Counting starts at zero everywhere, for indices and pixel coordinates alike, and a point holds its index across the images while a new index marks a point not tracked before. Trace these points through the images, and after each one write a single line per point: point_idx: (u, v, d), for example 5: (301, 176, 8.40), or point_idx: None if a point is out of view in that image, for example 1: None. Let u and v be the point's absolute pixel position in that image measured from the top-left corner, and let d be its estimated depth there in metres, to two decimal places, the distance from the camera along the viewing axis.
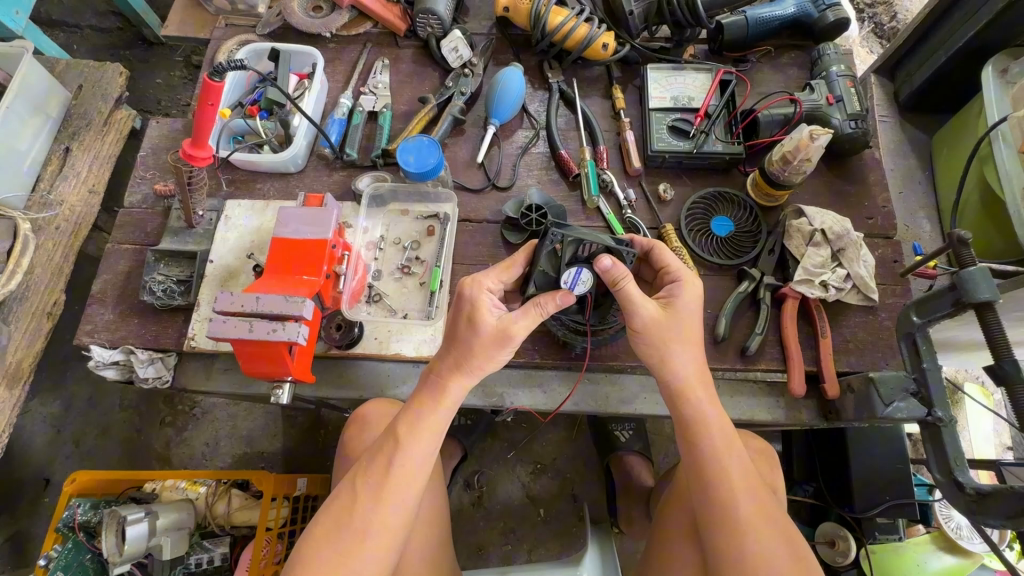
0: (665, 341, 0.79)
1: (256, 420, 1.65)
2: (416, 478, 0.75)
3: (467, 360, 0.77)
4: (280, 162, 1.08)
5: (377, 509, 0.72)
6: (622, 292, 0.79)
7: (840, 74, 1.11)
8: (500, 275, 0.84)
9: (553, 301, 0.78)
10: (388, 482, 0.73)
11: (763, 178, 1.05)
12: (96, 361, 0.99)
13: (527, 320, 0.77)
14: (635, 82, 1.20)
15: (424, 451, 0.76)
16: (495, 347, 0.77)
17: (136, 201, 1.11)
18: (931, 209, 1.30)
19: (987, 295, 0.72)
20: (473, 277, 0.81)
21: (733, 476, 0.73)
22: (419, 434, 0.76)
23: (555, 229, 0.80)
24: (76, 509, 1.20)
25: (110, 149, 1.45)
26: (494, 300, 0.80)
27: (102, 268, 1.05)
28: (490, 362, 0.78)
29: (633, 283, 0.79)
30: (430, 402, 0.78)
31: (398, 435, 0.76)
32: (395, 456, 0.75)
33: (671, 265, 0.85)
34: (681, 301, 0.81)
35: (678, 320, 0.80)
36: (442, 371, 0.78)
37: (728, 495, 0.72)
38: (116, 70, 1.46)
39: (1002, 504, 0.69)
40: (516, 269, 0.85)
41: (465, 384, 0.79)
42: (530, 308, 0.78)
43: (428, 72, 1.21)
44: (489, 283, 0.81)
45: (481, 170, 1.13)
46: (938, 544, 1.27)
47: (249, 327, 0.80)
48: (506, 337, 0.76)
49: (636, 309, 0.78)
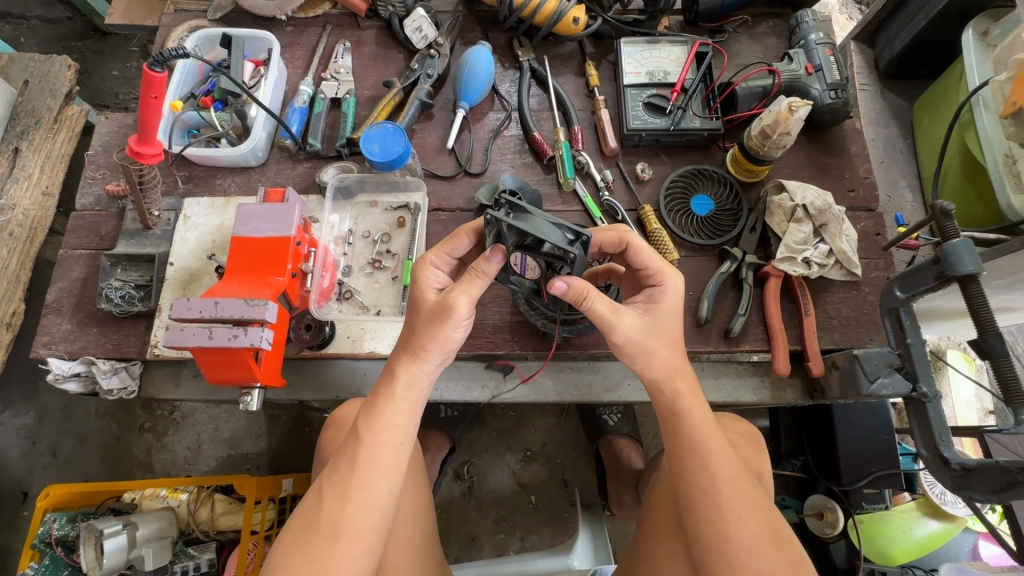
0: (646, 347, 0.75)
1: (239, 421, 1.60)
2: (375, 476, 0.70)
3: (413, 341, 0.74)
4: (238, 155, 1.03)
5: (338, 510, 0.68)
6: (586, 308, 0.73)
7: (820, 41, 1.08)
8: (447, 246, 0.80)
9: (488, 259, 0.71)
10: (346, 480, 0.69)
11: (742, 154, 1.02)
12: (55, 373, 0.95)
13: (466, 287, 0.72)
14: (609, 58, 1.16)
15: (384, 446, 0.71)
16: (433, 320, 0.72)
17: (89, 203, 1.06)
18: (913, 179, 1.28)
19: (971, 267, 0.69)
20: (423, 256, 0.80)
21: (715, 460, 0.71)
22: (377, 427, 0.72)
23: (495, 215, 0.67)
24: (52, 525, 1.16)
25: (63, 148, 1.35)
26: (438, 276, 0.78)
27: (57, 276, 1.00)
28: (434, 341, 0.73)
29: (601, 297, 0.73)
30: (385, 392, 0.73)
31: (358, 434, 0.71)
32: (354, 453, 0.71)
33: (650, 266, 0.79)
34: (661, 304, 0.77)
35: (661, 329, 0.76)
36: (394, 359, 0.75)
37: (708, 480, 0.69)
38: (63, 63, 1.37)
39: (987, 478, 0.69)
40: (462, 239, 0.80)
41: (421, 372, 0.74)
42: (471, 274, 0.72)
43: (392, 54, 1.15)
44: (434, 259, 0.79)
45: (452, 156, 1.08)
46: (923, 510, 1.27)
47: (209, 334, 0.76)
48: (445, 308, 0.71)
49: (614, 325, 0.73)
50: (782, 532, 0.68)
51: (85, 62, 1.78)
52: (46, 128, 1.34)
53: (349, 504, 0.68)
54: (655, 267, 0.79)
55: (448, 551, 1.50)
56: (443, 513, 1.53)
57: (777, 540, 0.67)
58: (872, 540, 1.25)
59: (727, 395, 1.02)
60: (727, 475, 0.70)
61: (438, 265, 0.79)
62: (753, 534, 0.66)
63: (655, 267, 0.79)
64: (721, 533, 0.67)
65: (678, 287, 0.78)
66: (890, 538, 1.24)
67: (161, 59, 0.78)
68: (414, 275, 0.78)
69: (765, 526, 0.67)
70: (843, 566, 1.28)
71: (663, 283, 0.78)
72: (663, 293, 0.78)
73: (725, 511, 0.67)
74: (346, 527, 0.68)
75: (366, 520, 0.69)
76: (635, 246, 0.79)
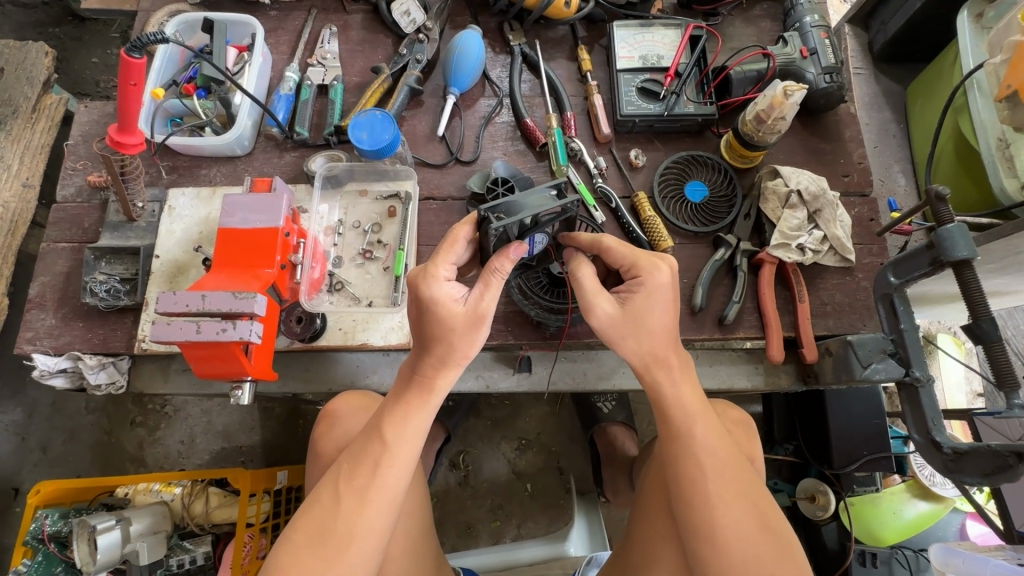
0: (620, 335, 0.76)
1: (231, 414, 1.59)
2: (396, 480, 0.70)
3: (451, 355, 0.72)
4: (224, 144, 1.00)
5: (354, 510, 0.67)
6: (574, 278, 0.78)
7: (814, 24, 1.06)
8: (449, 254, 0.75)
9: (509, 258, 0.71)
10: (367, 483, 0.68)
11: (737, 140, 1.01)
12: (40, 370, 0.93)
13: (494, 290, 0.72)
14: (602, 42, 1.13)
15: (409, 449, 0.71)
16: (470, 331, 0.71)
17: (69, 194, 1.03)
18: (907, 164, 1.28)
19: (965, 252, 0.69)
20: (427, 269, 0.74)
21: (702, 449, 0.70)
22: (405, 432, 0.71)
23: (493, 222, 0.70)
24: (43, 521, 1.15)
25: (43, 138, 1.31)
26: (456, 286, 0.74)
27: (40, 270, 0.98)
28: (473, 348, 0.73)
29: (589, 272, 0.78)
30: (418, 398, 0.72)
31: (383, 437, 0.70)
32: (377, 455, 0.69)
33: (628, 258, 0.78)
34: (641, 297, 0.75)
35: (642, 320, 0.75)
36: (426, 369, 0.73)
37: (727, 477, 0.69)
38: (40, 50, 1.32)
39: (978, 462, 0.69)
40: (462, 244, 0.76)
41: (454, 377, 0.74)
42: (490, 276, 0.72)
43: (380, 39, 1.12)
44: (445, 271, 0.74)
45: (442, 144, 1.07)
46: (913, 492, 1.31)
47: (196, 328, 0.75)
48: (479, 318, 0.71)
49: (589, 308, 0.77)
50: (772, 518, 0.68)
51: (64, 49, 1.73)
52: (24, 117, 1.30)
53: (368, 506, 0.67)
54: (629, 260, 0.77)
55: (445, 540, 1.50)
56: (439, 502, 1.53)
57: (768, 529, 0.66)
58: (863, 522, 1.29)
59: (721, 382, 1.02)
60: (717, 464, 0.69)
61: (450, 275, 0.75)
62: (738, 519, 0.66)
63: (629, 261, 0.77)
64: (735, 535, 0.65)
65: (659, 277, 0.75)
66: (880, 520, 1.28)
67: (139, 44, 0.74)
68: (424, 292, 0.73)
69: (753, 514, 0.67)
70: (834, 547, 1.29)
71: (640, 276, 0.76)
72: (639, 287, 0.76)
73: (712, 498, 0.67)
74: (361, 529, 0.67)
75: (381, 520, 0.68)
76: (604, 246, 0.78)
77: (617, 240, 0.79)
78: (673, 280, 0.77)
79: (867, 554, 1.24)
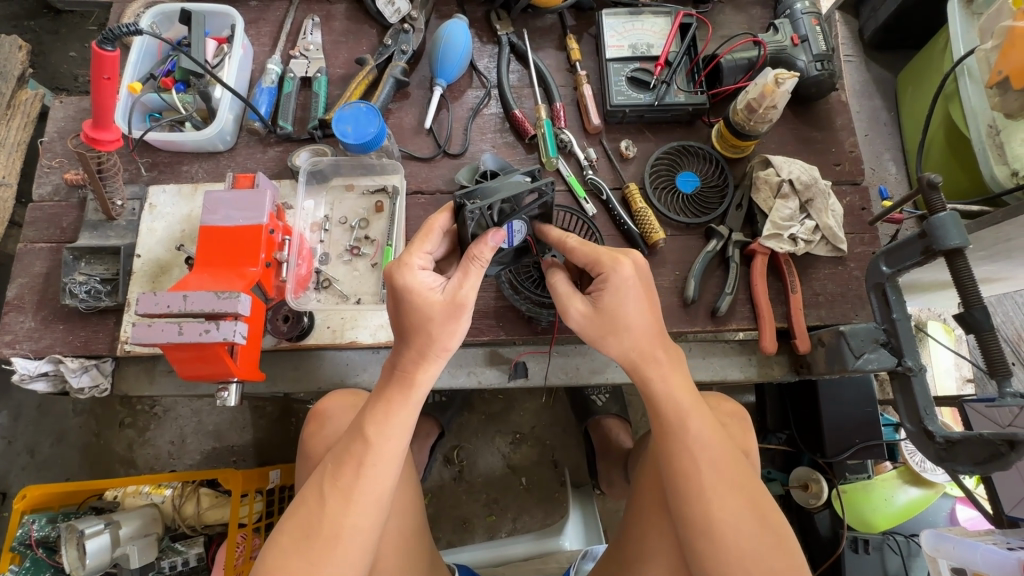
0: (598, 335, 0.76)
1: (223, 413, 1.57)
2: (381, 479, 0.68)
3: (431, 346, 0.71)
4: (205, 139, 0.98)
5: (341, 511, 0.66)
6: (550, 284, 0.79)
7: (805, 11, 1.05)
8: (424, 243, 0.74)
9: (486, 244, 0.69)
10: (352, 484, 0.67)
11: (728, 130, 0.99)
12: (21, 374, 0.91)
13: (474, 278, 0.70)
14: (591, 30, 1.11)
15: (394, 447, 0.69)
16: (449, 321, 0.70)
17: (46, 193, 1.00)
18: (898, 152, 1.28)
19: (958, 241, 0.68)
20: (401, 258, 0.73)
21: (712, 445, 0.69)
22: (389, 430, 0.69)
23: (468, 207, 0.71)
24: (31, 526, 1.11)
25: (19, 135, 1.27)
26: (431, 275, 0.72)
27: (17, 271, 0.95)
28: (455, 339, 0.72)
29: (559, 274, 0.79)
30: (399, 396, 0.71)
31: (366, 436, 0.69)
32: (360, 454, 0.68)
33: (587, 255, 0.76)
34: (610, 295, 0.74)
35: (615, 318, 0.74)
36: (407, 364, 0.71)
37: (714, 469, 0.68)
38: (13, 43, 1.29)
39: (970, 452, 0.70)
40: (438, 233, 0.75)
41: (435, 370, 0.73)
42: (469, 264, 0.70)
43: (364, 29, 1.10)
44: (419, 259, 0.73)
45: (429, 136, 1.05)
46: (903, 478, 1.31)
47: (179, 329, 0.73)
48: (459, 306, 0.70)
49: (565, 309, 0.77)
50: (771, 514, 0.68)
51: (40, 43, 1.68)
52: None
53: (354, 507, 0.66)
54: (591, 260, 0.75)
55: (440, 534, 1.50)
56: (434, 498, 1.52)
57: (768, 525, 0.66)
58: (855, 509, 1.28)
59: (713, 374, 1.02)
60: (725, 459, 0.69)
61: (425, 264, 0.73)
62: (738, 515, 0.66)
63: (591, 259, 0.75)
64: (723, 527, 0.65)
65: (622, 271, 0.73)
66: (871, 506, 1.28)
67: (111, 37, 0.71)
68: (399, 282, 0.72)
69: (753, 509, 0.67)
70: (827, 534, 1.31)
71: (603, 273, 0.74)
72: (605, 285, 0.74)
73: (712, 493, 0.67)
74: (347, 530, 0.66)
75: (369, 520, 0.67)
76: (568, 248, 0.77)
77: (579, 239, 0.76)
78: (641, 272, 0.75)
79: (859, 541, 1.25)
